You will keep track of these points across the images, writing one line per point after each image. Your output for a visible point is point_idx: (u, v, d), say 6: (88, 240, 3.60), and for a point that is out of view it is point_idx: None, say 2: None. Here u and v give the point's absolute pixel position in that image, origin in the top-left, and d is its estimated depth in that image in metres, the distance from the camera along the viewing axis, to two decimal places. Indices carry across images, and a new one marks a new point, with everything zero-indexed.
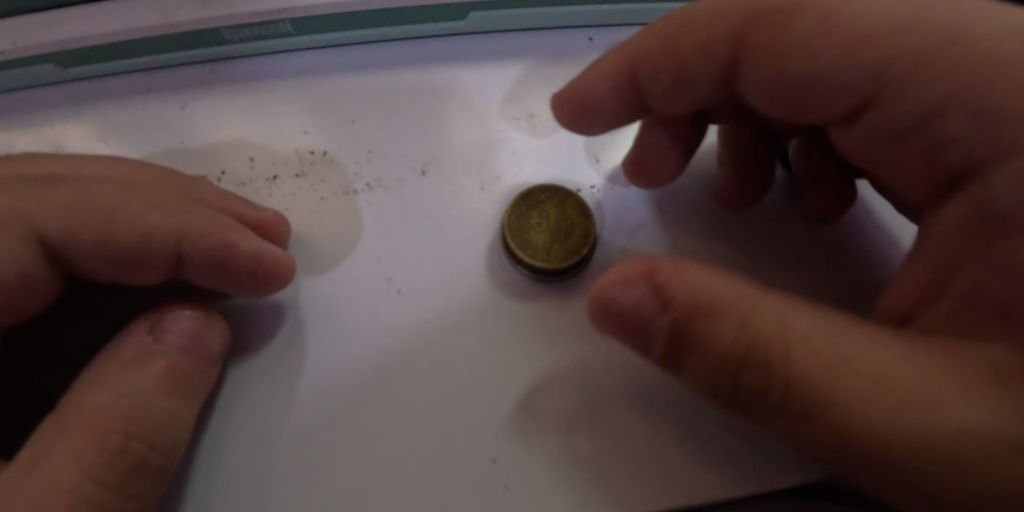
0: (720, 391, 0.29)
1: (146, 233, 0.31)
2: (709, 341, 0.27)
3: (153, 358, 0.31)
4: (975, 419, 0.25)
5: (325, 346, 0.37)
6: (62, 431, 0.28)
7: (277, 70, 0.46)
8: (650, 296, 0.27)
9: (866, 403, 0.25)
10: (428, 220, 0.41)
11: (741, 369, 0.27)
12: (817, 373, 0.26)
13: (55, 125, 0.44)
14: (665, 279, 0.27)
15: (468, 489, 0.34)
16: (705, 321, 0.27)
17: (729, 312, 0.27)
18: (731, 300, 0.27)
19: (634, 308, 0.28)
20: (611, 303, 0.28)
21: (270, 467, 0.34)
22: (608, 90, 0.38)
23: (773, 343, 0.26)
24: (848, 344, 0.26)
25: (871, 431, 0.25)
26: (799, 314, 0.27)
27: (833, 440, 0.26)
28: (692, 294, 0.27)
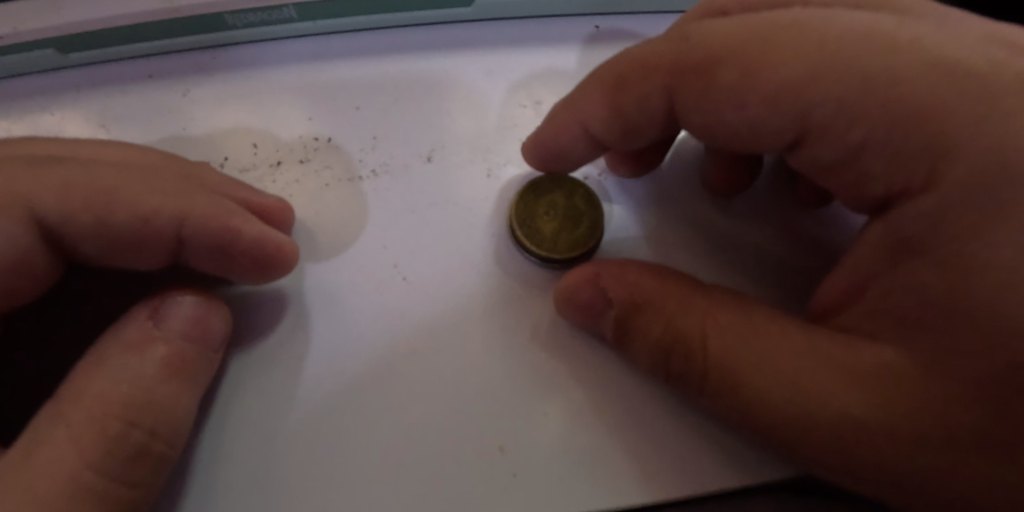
0: (659, 371, 0.34)
1: (146, 217, 0.30)
2: (645, 332, 0.32)
3: (154, 344, 0.30)
4: (860, 410, 0.28)
5: (330, 333, 0.36)
6: (62, 417, 0.27)
7: (280, 56, 0.45)
8: (597, 293, 0.34)
9: (766, 392, 0.29)
10: (433, 207, 0.40)
11: (670, 356, 0.32)
12: (725, 365, 0.30)
13: (55, 111, 0.43)
14: (607, 281, 0.33)
15: (473, 478, 0.33)
16: (639, 315, 0.33)
17: (661, 308, 0.32)
18: (659, 297, 0.32)
19: (586, 302, 0.34)
20: (569, 298, 0.34)
21: (274, 454, 0.33)
22: (568, 144, 0.38)
23: (695, 336, 0.31)
24: (759, 340, 0.30)
25: (770, 414, 0.30)
26: (720, 312, 0.31)
27: (744, 418, 0.31)
28: (628, 292, 0.33)
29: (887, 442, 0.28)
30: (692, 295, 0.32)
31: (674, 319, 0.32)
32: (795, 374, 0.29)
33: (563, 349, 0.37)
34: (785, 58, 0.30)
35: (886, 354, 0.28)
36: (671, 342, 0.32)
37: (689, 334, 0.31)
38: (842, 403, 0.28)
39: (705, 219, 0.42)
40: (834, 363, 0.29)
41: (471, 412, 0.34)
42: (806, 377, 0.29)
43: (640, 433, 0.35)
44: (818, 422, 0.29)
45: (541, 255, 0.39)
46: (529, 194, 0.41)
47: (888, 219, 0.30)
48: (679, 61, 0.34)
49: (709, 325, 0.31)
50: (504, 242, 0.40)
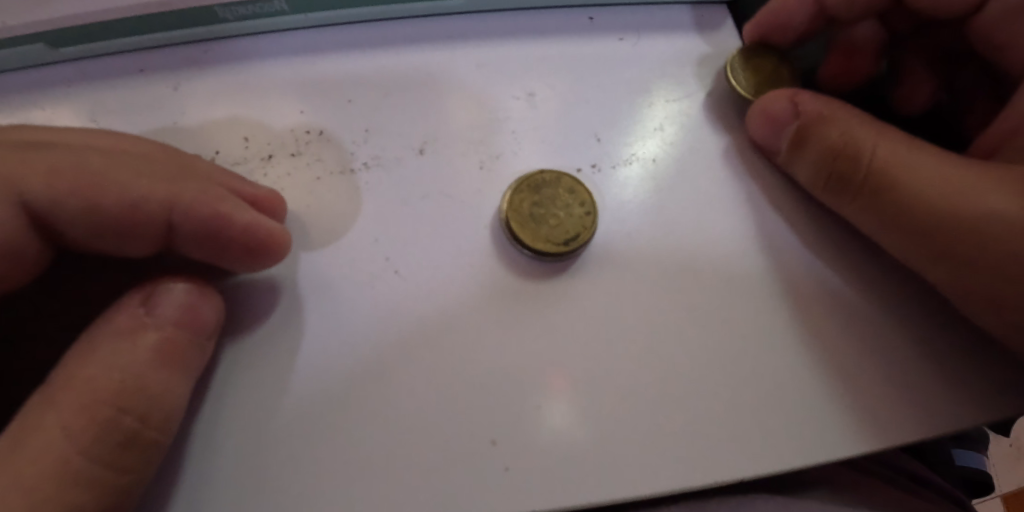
0: (820, 176, 0.41)
1: (137, 202, 0.30)
2: (822, 136, 0.40)
3: (145, 330, 0.30)
4: (1007, 207, 0.35)
5: (320, 327, 0.36)
6: (52, 403, 0.27)
7: (272, 49, 0.45)
8: (788, 106, 0.42)
9: (939, 193, 0.36)
10: (426, 199, 0.40)
11: (837, 157, 0.39)
12: (894, 168, 0.37)
13: (45, 107, 0.43)
14: (802, 99, 0.42)
15: (465, 470, 0.33)
16: (822, 123, 0.40)
17: (841, 120, 0.40)
18: (845, 111, 0.40)
19: (775, 114, 0.42)
20: (765, 109, 0.43)
21: (264, 450, 0.33)
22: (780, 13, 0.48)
23: (867, 141, 0.38)
24: (928, 157, 0.37)
25: (918, 209, 0.36)
26: (891, 133, 0.39)
27: (893, 218, 0.38)
28: (819, 107, 0.41)
29: (994, 236, 0.35)
30: (875, 121, 0.40)
31: (849, 129, 0.39)
32: (940, 175, 0.36)
33: (559, 337, 0.37)
34: None
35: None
36: (841, 145, 0.39)
37: (862, 139, 0.38)
38: (993, 200, 0.35)
39: (694, 210, 0.42)
40: (954, 164, 0.37)
41: (466, 402, 0.34)
42: (979, 186, 0.36)
43: (637, 423, 0.35)
44: (964, 214, 0.35)
45: (530, 245, 0.38)
46: (558, 188, 0.41)
47: None
48: None
49: (881, 136, 0.38)
50: (498, 232, 0.40)
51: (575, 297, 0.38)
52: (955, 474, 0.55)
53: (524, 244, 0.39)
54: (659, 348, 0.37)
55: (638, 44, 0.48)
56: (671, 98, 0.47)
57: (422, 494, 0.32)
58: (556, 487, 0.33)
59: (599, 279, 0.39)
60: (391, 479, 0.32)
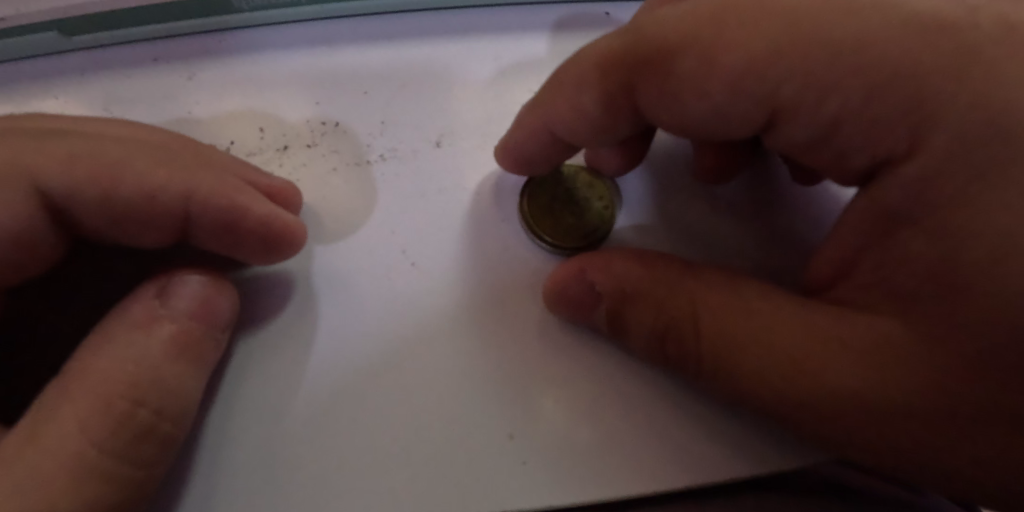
0: (655, 357, 0.33)
1: (152, 192, 0.30)
2: (636, 322, 0.33)
3: (160, 322, 0.30)
4: (853, 381, 0.28)
5: (337, 318, 0.35)
6: (67, 394, 0.27)
7: (287, 39, 0.44)
8: (584, 287, 0.33)
9: (765, 372, 0.29)
10: (440, 193, 0.40)
11: (666, 339, 0.32)
12: (721, 348, 0.30)
13: (59, 95, 0.42)
14: (593, 273, 0.33)
15: (479, 465, 0.32)
16: (630, 304, 0.33)
17: (651, 295, 0.32)
18: (646, 284, 0.32)
19: (576, 298, 0.34)
20: (561, 296, 0.34)
21: (280, 439, 0.32)
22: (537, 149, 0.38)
23: (686, 317, 0.31)
24: (762, 324, 0.30)
25: (764, 391, 0.29)
26: (707, 291, 0.32)
27: (737, 397, 0.31)
28: (617, 284, 0.33)
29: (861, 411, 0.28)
30: (682, 278, 0.32)
31: (663, 306, 0.32)
32: (769, 344, 0.29)
33: (575, 336, 0.36)
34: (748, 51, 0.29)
35: (880, 324, 0.28)
36: (663, 328, 0.32)
37: (679, 320, 0.31)
38: (839, 374, 0.28)
39: (711, 209, 0.41)
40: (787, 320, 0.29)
41: (480, 396, 0.34)
42: (808, 358, 0.28)
43: (657, 421, 0.34)
44: (813, 391, 0.28)
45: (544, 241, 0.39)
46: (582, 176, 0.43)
47: (870, 192, 0.31)
48: (630, 54, 0.33)
49: (697, 306, 0.31)
50: (515, 227, 0.40)
51: None
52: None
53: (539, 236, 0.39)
54: None
55: None
56: None
57: (434, 490, 0.31)
58: (574, 485, 0.32)
59: None
60: (406, 473, 0.32)
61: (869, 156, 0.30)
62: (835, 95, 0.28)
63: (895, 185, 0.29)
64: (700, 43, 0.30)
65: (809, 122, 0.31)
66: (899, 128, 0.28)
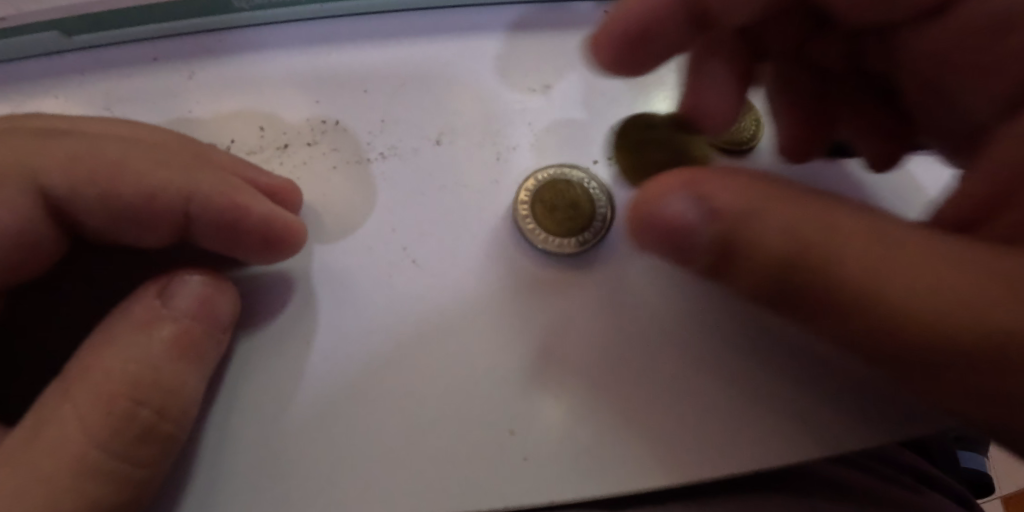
0: (766, 292, 0.27)
1: (153, 192, 0.30)
2: (751, 255, 0.26)
3: (161, 322, 0.30)
4: None
5: (338, 317, 0.35)
6: (68, 395, 0.27)
7: (286, 39, 0.44)
8: (689, 204, 0.26)
9: (937, 308, 0.22)
10: (441, 190, 0.40)
11: (788, 272, 0.25)
12: (874, 270, 0.23)
13: (60, 95, 0.42)
14: (710, 189, 0.26)
15: (481, 461, 0.32)
16: (745, 224, 0.25)
17: (771, 209, 0.25)
18: (773, 202, 0.25)
19: (678, 221, 0.26)
20: (658, 215, 0.26)
21: (280, 438, 0.32)
22: (649, 15, 0.39)
23: (824, 236, 0.24)
24: (915, 252, 0.23)
25: (930, 335, 0.23)
26: (836, 208, 0.25)
27: (880, 347, 0.24)
28: (736, 198, 0.25)
29: None
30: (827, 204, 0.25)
31: (800, 225, 0.24)
32: (934, 266, 0.23)
33: (576, 336, 0.36)
34: None
35: None
36: (795, 254, 0.24)
37: (812, 250, 0.24)
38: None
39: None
40: (948, 248, 0.24)
41: (482, 393, 0.34)
42: (992, 292, 0.22)
43: (663, 423, 0.33)
44: (977, 336, 0.22)
45: (564, 240, 0.38)
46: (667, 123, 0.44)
47: None
48: None
49: (864, 241, 0.24)
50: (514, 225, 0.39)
51: (593, 291, 0.37)
52: (963, 475, 0.55)
53: (558, 234, 0.39)
54: (679, 342, 0.36)
55: None
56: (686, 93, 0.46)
57: (451, 486, 0.31)
58: (576, 482, 0.32)
59: (616, 277, 0.38)
60: (411, 475, 0.32)
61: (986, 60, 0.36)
62: None
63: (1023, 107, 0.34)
64: None
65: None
66: None
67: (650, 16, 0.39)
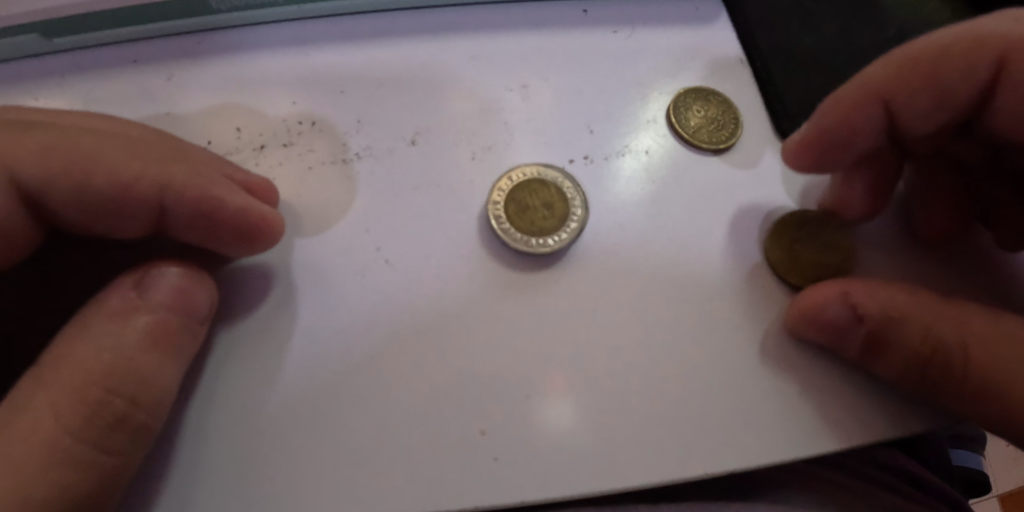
0: (910, 378, 0.35)
1: (127, 184, 0.30)
2: (901, 344, 0.34)
3: (136, 313, 0.30)
4: None
5: (313, 314, 0.36)
6: (41, 384, 0.27)
7: (266, 41, 0.45)
8: (846, 310, 0.35)
9: None
10: (418, 191, 0.41)
11: (928, 365, 0.34)
12: (965, 365, 0.33)
13: (40, 96, 0.43)
14: (857, 297, 0.35)
15: (453, 460, 0.33)
16: (897, 327, 0.34)
17: (916, 318, 0.34)
18: (911, 312, 0.34)
19: (834, 321, 0.35)
20: (816, 317, 0.36)
21: (252, 436, 0.33)
22: (835, 131, 0.40)
23: (955, 343, 0.33)
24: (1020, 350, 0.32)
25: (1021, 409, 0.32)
26: (917, 303, 0.34)
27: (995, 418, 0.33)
28: (885, 308, 0.34)
29: None
30: (941, 303, 0.35)
31: (932, 329, 0.33)
32: None
33: (554, 333, 0.37)
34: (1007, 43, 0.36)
35: None
36: (926, 358, 0.34)
37: (949, 345, 0.33)
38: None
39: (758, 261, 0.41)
40: None
41: (456, 393, 0.34)
42: None
43: (633, 422, 0.34)
44: None
45: (539, 240, 0.39)
46: (794, 227, 0.43)
47: None
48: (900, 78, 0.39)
49: (964, 329, 0.33)
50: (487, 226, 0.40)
51: (566, 288, 0.38)
52: (954, 472, 0.55)
53: (533, 235, 0.39)
54: (650, 337, 0.37)
55: (630, 37, 0.49)
56: (665, 91, 0.47)
57: (428, 483, 0.32)
58: (546, 481, 0.32)
59: (590, 273, 0.39)
60: (388, 475, 0.32)
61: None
62: None
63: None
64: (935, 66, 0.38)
65: None
66: None
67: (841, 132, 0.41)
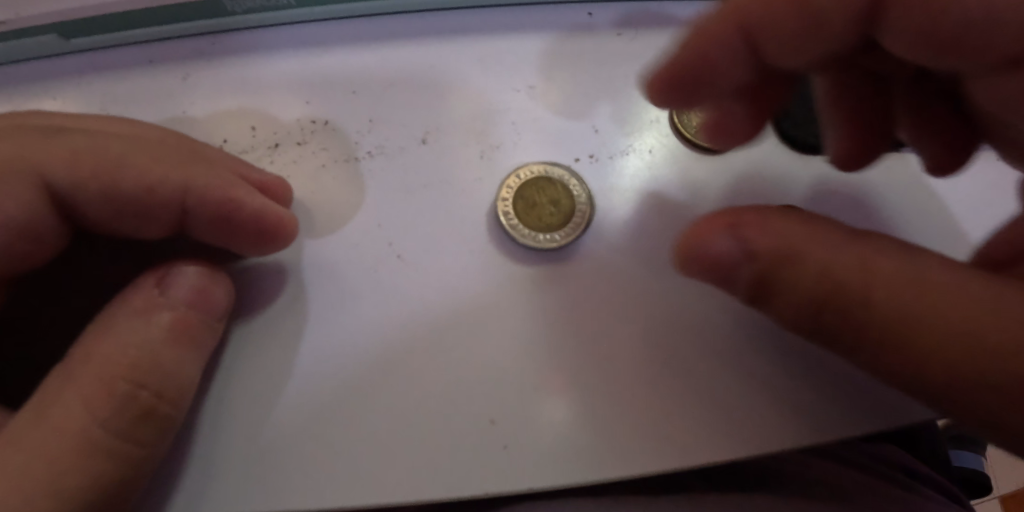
0: (815, 325, 0.31)
1: (151, 187, 0.31)
2: (791, 284, 0.29)
3: (159, 310, 0.31)
4: None
5: (328, 309, 0.37)
6: (71, 379, 0.28)
7: (278, 42, 0.46)
8: (734, 246, 0.30)
9: (967, 339, 0.25)
10: (428, 188, 0.42)
11: (827, 307, 0.29)
12: (881, 313, 0.27)
13: (58, 96, 0.44)
14: (747, 231, 0.30)
15: (466, 448, 0.34)
16: (785, 265, 0.29)
17: (814, 255, 0.28)
18: (809, 244, 0.29)
19: (718, 258, 0.30)
20: (701, 254, 0.31)
21: (271, 426, 0.34)
22: (716, 53, 0.38)
23: (859, 285, 0.27)
24: (949, 298, 0.26)
25: (917, 345, 0.26)
26: (828, 241, 0.29)
27: (905, 373, 0.28)
28: (775, 243, 0.29)
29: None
30: (845, 239, 0.29)
31: (832, 271, 0.28)
32: (965, 307, 0.26)
33: (560, 330, 0.38)
34: None
35: None
36: (827, 297, 0.28)
37: (851, 289, 0.27)
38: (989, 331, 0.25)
39: None
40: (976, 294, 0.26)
41: (467, 384, 0.35)
42: (974, 322, 0.25)
43: (637, 413, 0.36)
44: (960, 364, 0.26)
45: (546, 236, 0.40)
46: None
47: None
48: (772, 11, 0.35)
49: (874, 273, 0.27)
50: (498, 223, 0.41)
51: (571, 284, 0.39)
52: (953, 471, 0.56)
53: (541, 231, 0.41)
54: (653, 332, 0.38)
55: (636, 39, 0.49)
56: None
57: (439, 476, 0.33)
58: (554, 469, 0.34)
59: (595, 270, 0.40)
60: (401, 469, 0.33)
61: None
62: None
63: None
64: None
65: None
66: None
67: (717, 58, 0.38)
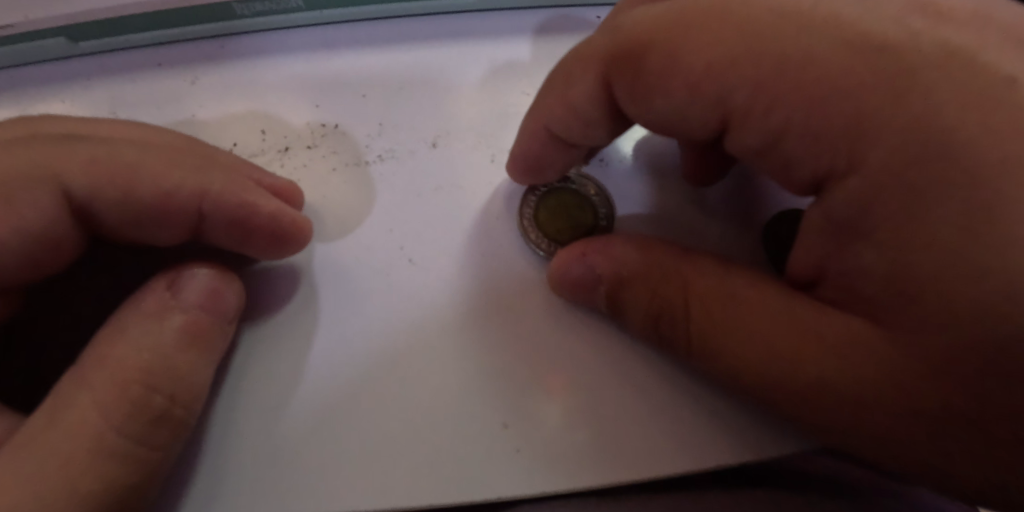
0: (655, 335, 0.35)
1: (168, 192, 0.31)
2: (634, 304, 0.35)
3: (171, 312, 0.31)
4: (830, 372, 0.29)
5: (337, 312, 0.37)
6: (85, 383, 0.28)
7: (287, 45, 0.46)
8: (586, 270, 0.36)
9: (780, 356, 0.30)
10: (438, 191, 0.42)
11: (661, 321, 0.34)
12: (709, 327, 0.32)
13: (65, 99, 0.44)
14: (594, 257, 0.36)
15: (477, 451, 0.34)
16: (624, 288, 0.35)
17: (641, 279, 0.35)
18: (642, 269, 0.35)
19: (580, 281, 0.36)
20: (564, 276, 0.36)
21: (281, 430, 0.34)
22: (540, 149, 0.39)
23: (677, 301, 0.33)
24: (762, 316, 0.31)
25: (733, 353, 0.32)
26: (681, 264, 0.34)
27: (732, 381, 0.32)
28: (615, 267, 0.35)
29: (840, 401, 0.29)
30: (679, 260, 0.35)
31: (657, 288, 0.34)
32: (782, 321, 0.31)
33: (569, 332, 0.38)
34: (706, 58, 0.31)
35: (851, 323, 0.29)
36: (659, 310, 0.34)
37: (673, 305, 0.34)
38: (816, 365, 0.29)
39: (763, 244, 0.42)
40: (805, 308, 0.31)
41: (478, 386, 0.35)
42: (796, 339, 0.30)
43: (648, 415, 0.36)
44: (786, 376, 0.30)
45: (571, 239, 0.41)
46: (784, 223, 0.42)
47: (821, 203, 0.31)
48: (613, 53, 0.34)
49: (701, 293, 0.33)
50: (508, 225, 0.41)
51: None
52: None
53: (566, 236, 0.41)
54: None
55: None
56: None
57: (446, 481, 0.33)
58: (564, 470, 0.34)
59: None
60: (405, 471, 0.33)
61: (812, 173, 0.31)
62: (779, 107, 0.30)
63: (839, 197, 0.30)
64: (664, 48, 0.32)
65: (759, 128, 0.31)
66: (840, 143, 0.28)
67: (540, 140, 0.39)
